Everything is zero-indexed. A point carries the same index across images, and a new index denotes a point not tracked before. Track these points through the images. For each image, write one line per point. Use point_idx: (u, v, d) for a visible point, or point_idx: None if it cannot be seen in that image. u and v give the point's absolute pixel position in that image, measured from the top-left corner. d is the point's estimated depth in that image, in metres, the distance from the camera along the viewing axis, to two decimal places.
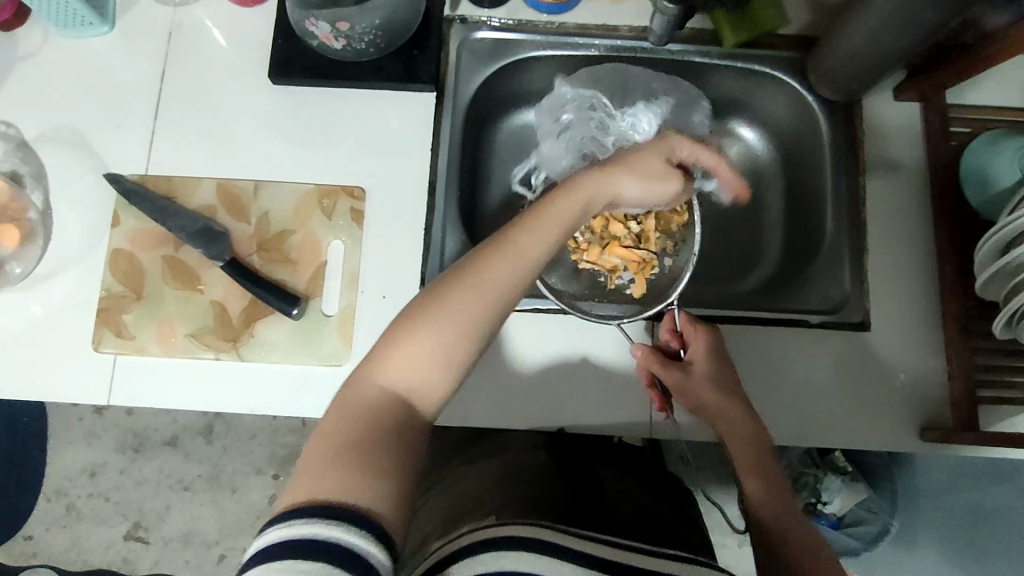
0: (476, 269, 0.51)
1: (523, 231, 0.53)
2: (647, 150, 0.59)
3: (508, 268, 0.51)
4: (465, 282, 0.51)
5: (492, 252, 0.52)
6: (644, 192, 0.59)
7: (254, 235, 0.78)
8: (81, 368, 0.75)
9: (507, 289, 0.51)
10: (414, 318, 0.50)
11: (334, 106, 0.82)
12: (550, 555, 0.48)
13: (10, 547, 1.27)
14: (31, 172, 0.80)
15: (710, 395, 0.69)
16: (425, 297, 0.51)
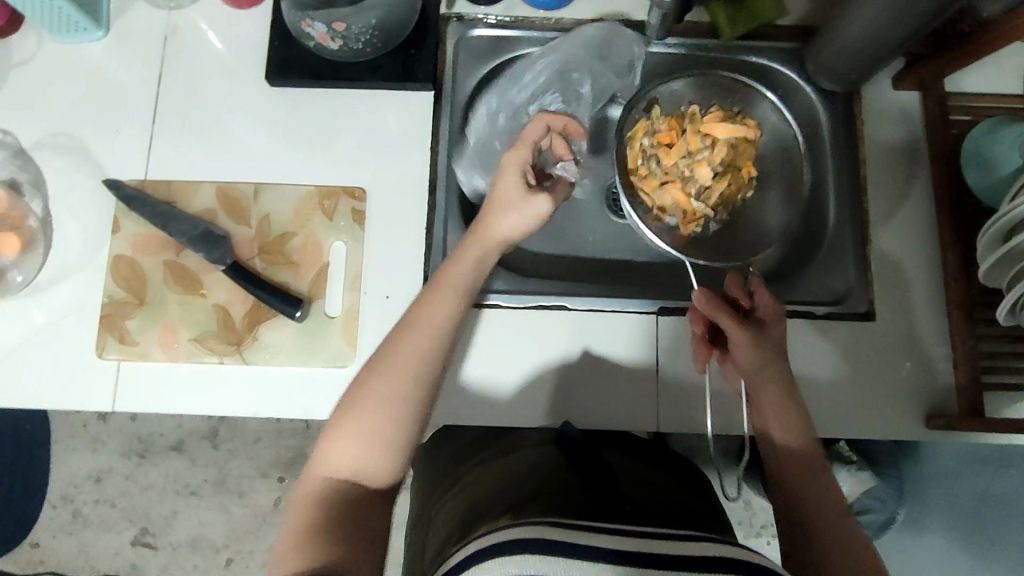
0: (386, 354, 0.62)
1: (422, 310, 0.64)
2: (507, 176, 0.67)
3: (420, 343, 0.62)
4: (386, 362, 0.61)
5: (402, 330, 0.63)
6: (524, 215, 0.67)
7: (255, 238, 0.78)
8: (86, 375, 0.75)
9: (424, 355, 0.62)
10: (347, 409, 0.60)
11: (332, 106, 0.82)
12: (577, 555, 0.49)
13: (17, 554, 1.27)
14: (30, 179, 0.80)
15: (773, 359, 0.67)
16: (352, 387, 0.61)
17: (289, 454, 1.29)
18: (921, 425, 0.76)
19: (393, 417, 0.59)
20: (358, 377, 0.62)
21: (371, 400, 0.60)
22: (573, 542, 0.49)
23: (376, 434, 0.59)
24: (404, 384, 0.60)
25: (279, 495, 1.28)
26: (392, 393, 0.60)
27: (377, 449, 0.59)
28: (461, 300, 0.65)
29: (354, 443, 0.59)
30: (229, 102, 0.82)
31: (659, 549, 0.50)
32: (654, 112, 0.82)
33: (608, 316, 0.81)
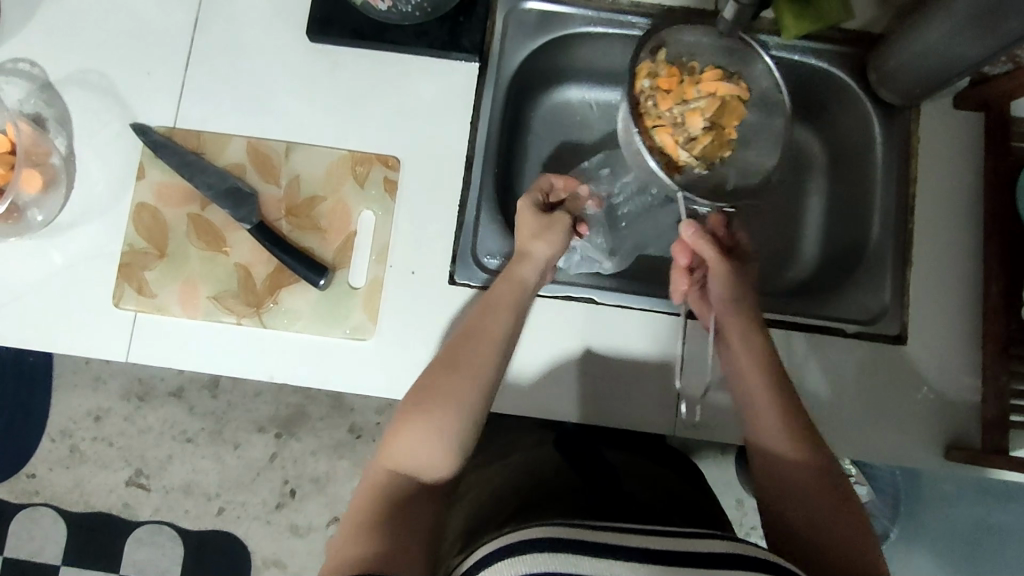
0: (449, 357, 0.62)
1: (486, 316, 0.64)
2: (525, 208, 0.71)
3: (481, 353, 0.62)
4: (446, 366, 0.61)
5: (467, 339, 0.63)
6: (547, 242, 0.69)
7: (284, 199, 0.76)
8: (100, 321, 0.74)
9: (492, 362, 0.62)
10: (409, 407, 0.59)
11: (372, 69, 0.79)
12: (596, 555, 0.47)
13: (12, 484, 1.28)
14: (55, 115, 0.77)
15: (745, 295, 0.68)
16: (414, 392, 0.60)
17: (288, 411, 1.29)
18: (942, 455, 0.74)
19: (454, 419, 0.58)
20: (422, 380, 0.61)
21: (434, 405, 0.59)
22: (584, 541, 0.48)
23: (437, 436, 0.58)
24: (467, 393, 0.60)
25: (277, 452, 1.28)
26: (456, 397, 0.59)
27: (438, 446, 0.58)
28: (520, 314, 0.66)
29: (418, 440, 0.58)
30: (265, 54, 0.79)
31: (671, 545, 0.49)
32: (661, 56, 0.76)
33: (635, 313, 0.77)
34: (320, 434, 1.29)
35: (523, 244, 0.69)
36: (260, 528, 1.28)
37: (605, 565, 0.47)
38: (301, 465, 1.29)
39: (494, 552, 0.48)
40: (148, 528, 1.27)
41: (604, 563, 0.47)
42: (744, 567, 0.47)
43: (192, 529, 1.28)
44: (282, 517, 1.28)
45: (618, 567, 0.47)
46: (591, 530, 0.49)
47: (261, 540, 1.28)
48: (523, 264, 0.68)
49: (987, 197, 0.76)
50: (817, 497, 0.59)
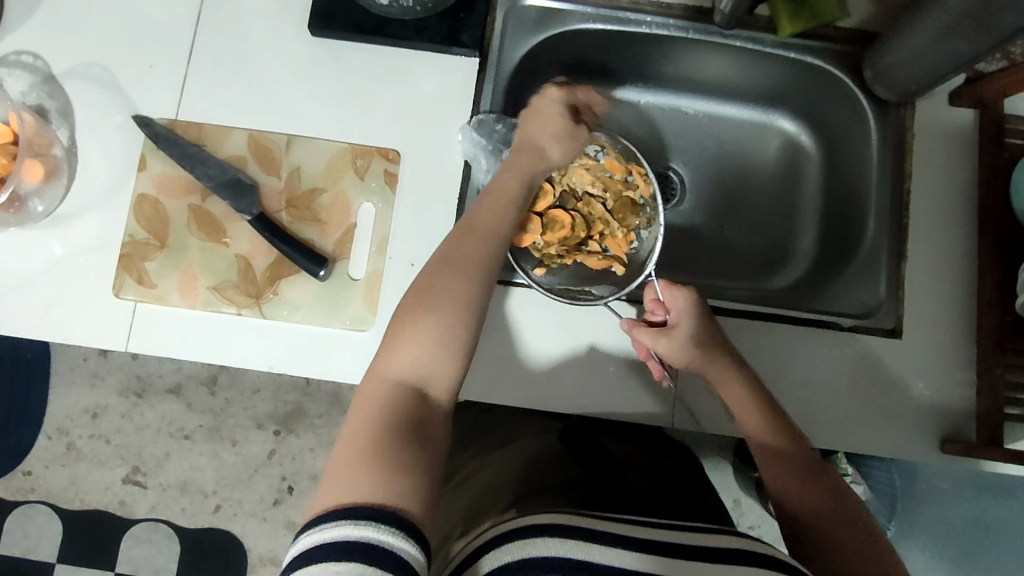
0: (452, 257, 0.61)
1: (479, 214, 0.65)
2: (540, 111, 0.71)
3: (479, 251, 0.62)
4: (443, 269, 0.60)
5: (466, 237, 0.62)
6: (558, 141, 0.71)
7: (284, 191, 0.76)
8: (100, 312, 0.74)
9: (484, 259, 0.62)
10: (406, 318, 0.58)
11: (372, 63, 0.79)
12: (602, 544, 0.47)
13: (9, 480, 1.27)
14: (58, 107, 0.77)
15: (703, 351, 0.68)
16: (407, 299, 0.59)
17: (286, 408, 1.29)
18: (937, 449, 0.74)
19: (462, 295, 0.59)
20: (416, 286, 0.60)
21: (430, 312, 0.58)
22: (594, 530, 0.48)
23: (436, 340, 0.57)
24: (468, 291, 0.59)
25: (274, 448, 1.28)
26: (454, 288, 0.59)
27: (437, 350, 0.57)
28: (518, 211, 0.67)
29: (417, 346, 0.56)
30: (266, 48, 0.79)
31: (673, 538, 0.49)
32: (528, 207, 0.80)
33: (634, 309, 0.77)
34: (318, 430, 1.29)
35: (542, 142, 0.71)
36: (256, 526, 1.28)
37: (614, 554, 0.47)
38: (298, 462, 1.29)
39: (498, 536, 0.47)
40: (144, 525, 1.27)
41: (616, 553, 0.47)
42: (741, 564, 0.47)
43: (188, 526, 1.27)
44: (278, 514, 1.28)
45: (627, 557, 0.47)
46: (601, 520, 0.49)
47: (258, 538, 1.28)
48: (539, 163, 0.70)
49: (981, 193, 0.77)
50: (826, 510, 0.59)
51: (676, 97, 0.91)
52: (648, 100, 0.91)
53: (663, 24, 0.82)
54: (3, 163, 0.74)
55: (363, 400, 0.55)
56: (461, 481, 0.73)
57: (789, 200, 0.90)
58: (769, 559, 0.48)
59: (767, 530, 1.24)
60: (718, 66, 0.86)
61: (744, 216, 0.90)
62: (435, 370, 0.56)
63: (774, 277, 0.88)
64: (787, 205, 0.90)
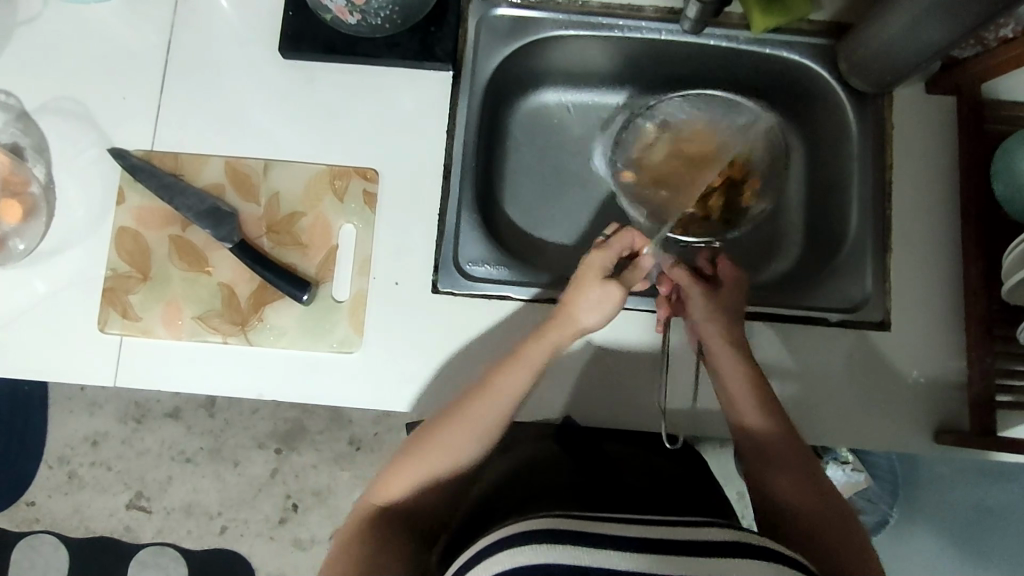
0: (485, 383, 0.65)
1: (527, 341, 0.66)
2: (585, 274, 0.66)
3: (489, 412, 0.63)
4: (472, 402, 0.63)
5: (471, 396, 0.64)
6: (601, 308, 0.66)
7: (264, 216, 0.76)
8: (87, 347, 0.74)
9: (511, 394, 0.64)
10: (421, 443, 0.63)
11: (347, 82, 0.79)
12: (593, 546, 0.46)
13: (12, 512, 1.27)
14: (33, 143, 0.77)
15: (729, 314, 0.70)
16: (413, 438, 0.64)
17: (286, 426, 1.29)
18: (931, 439, 0.74)
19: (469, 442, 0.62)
20: (419, 432, 0.64)
21: (439, 444, 0.62)
22: (584, 532, 0.47)
23: (439, 471, 0.62)
24: (486, 425, 0.63)
25: (276, 466, 1.28)
26: (473, 419, 0.63)
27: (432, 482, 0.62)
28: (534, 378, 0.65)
29: (418, 472, 0.62)
30: (240, 72, 0.79)
31: (671, 534, 0.47)
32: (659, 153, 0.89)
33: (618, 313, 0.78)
34: (320, 447, 1.29)
35: (580, 312, 0.66)
36: (263, 545, 1.28)
37: (604, 556, 0.46)
38: (301, 479, 1.29)
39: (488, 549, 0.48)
40: (151, 550, 1.27)
41: (608, 555, 0.46)
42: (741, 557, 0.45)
43: (195, 548, 1.28)
44: (285, 532, 1.28)
45: (619, 559, 0.46)
46: (591, 521, 0.48)
47: (265, 557, 1.28)
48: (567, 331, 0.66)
49: (963, 181, 0.77)
50: (810, 499, 0.59)
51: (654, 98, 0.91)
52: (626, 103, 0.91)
53: (635, 28, 0.82)
54: None
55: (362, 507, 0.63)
56: None
57: (773, 193, 0.89)
58: (770, 552, 0.46)
59: None
60: (695, 66, 0.86)
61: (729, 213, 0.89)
62: (418, 499, 0.63)
63: (762, 272, 0.87)
64: (771, 198, 0.89)
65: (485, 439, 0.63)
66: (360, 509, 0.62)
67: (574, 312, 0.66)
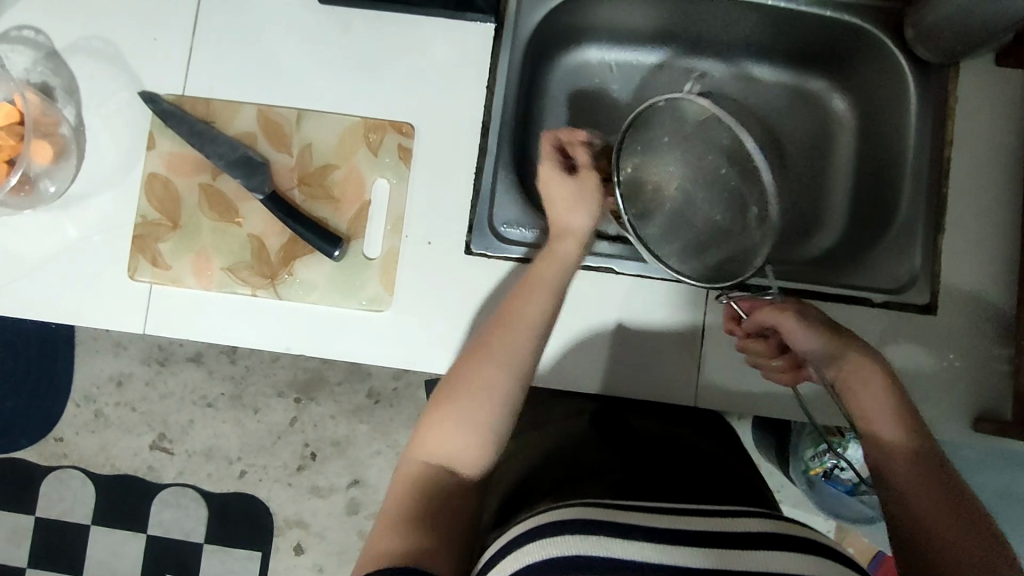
0: (513, 305, 0.63)
1: (546, 263, 0.65)
2: (550, 183, 0.66)
3: (518, 331, 0.61)
4: (505, 322, 0.62)
5: (501, 325, 0.61)
6: (583, 214, 0.66)
7: (296, 167, 0.74)
8: (116, 294, 0.74)
9: (544, 314, 0.63)
10: (461, 371, 0.60)
11: (383, 32, 0.76)
12: (621, 536, 0.45)
13: (42, 447, 1.31)
14: (62, 84, 0.75)
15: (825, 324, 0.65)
16: (449, 373, 0.60)
17: (307, 376, 1.30)
18: (970, 427, 0.72)
19: (521, 363, 0.60)
20: (451, 371, 0.61)
21: (486, 369, 0.59)
22: (616, 524, 0.46)
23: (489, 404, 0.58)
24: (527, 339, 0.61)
25: (297, 415, 1.30)
26: (518, 327, 0.61)
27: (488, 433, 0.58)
28: (558, 300, 0.64)
29: (466, 412, 0.58)
30: (272, 17, 0.76)
31: (703, 525, 0.46)
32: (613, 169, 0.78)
33: (655, 283, 0.75)
34: (339, 398, 1.30)
35: (557, 219, 0.67)
36: (282, 491, 1.29)
37: (636, 548, 0.44)
38: (320, 429, 1.30)
39: (519, 537, 0.46)
40: (173, 490, 1.30)
41: (641, 547, 0.44)
42: (789, 553, 0.45)
43: (216, 491, 1.30)
44: (303, 480, 1.30)
45: (651, 551, 0.44)
46: (624, 512, 0.47)
47: (283, 502, 1.29)
48: (565, 239, 0.66)
49: None
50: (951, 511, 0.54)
51: (701, 59, 0.86)
52: (670, 63, 0.87)
53: None
54: (11, 144, 0.72)
55: (401, 480, 0.58)
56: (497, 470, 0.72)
57: (821, 165, 0.85)
58: (815, 545, 0.46)
59: (788, 494, 1.24)
60: (751, 27, 0.82)
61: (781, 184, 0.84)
62: (461, 453, 0.58)
63: (804, 248, 0.84)
64: (819, 171, 0.85)
65: (521, 370, 0.60)
66: (409, 468, 0.58)
67: (559, 215, 0.66)
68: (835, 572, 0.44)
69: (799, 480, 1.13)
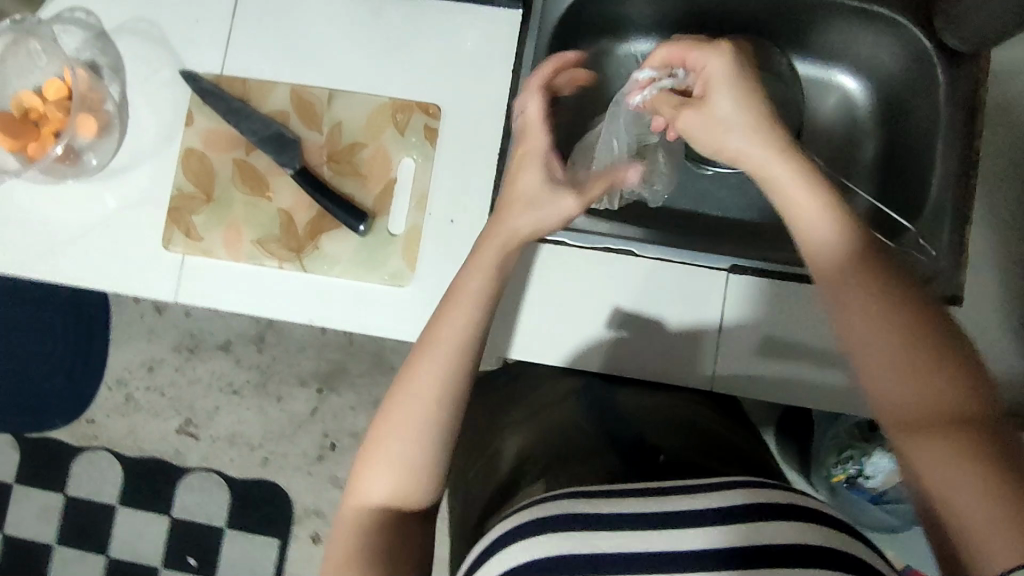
0: (435, 323, 0.59)
1: (473, 272, 0.61)
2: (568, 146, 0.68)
3: (445, 353, 0.58)
4: (425, 347, 0.58)
5: (420, 348, 0.58)
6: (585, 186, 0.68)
7: (325, 146, 0.77)
8: (152, 265, 0.77)
9: (468, 321, 0.59)
10: (385, 417, 0.57)
11: (414, 16, 0.78)
12: (601, 528, 0.45)
13: (74, 427, 1.35)
14: (109, 63, 0.79)
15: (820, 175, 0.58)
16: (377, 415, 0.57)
17: (330, 366, 1.32)
18: None
19: (442, 382, 0.57)
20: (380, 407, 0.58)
21: (411, 402, 0.56)
22: (595, 515, 0.46)
23: (426, 434, 0.56)
24: (445, 360, 0.58)
25: (318, 405, 1.32)
26: (443, 343, 0.58)
27: (423, 465, 0.56)
28: (483, 306, 0.60)
29: (398, 451, 0.56)
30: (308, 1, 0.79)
31: (667, 505, 0.46)
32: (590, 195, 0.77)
33: (674, 266, 0.74)
34: (360, 389, 1.31)
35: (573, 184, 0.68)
36: (302, 479, 1.31)
37: (617, 538, 0.45)
38: (341, 419, 1.31)
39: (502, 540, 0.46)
40: (196, 474, 1.32)
41: (616, 536, 0.45)
42: (801, 520, 0.45)
43: (238, 477, 1.32)
44: (323, 469, 1.31)
45: (632, 539, 0.45)
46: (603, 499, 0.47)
47: (301, 491, 1.31)
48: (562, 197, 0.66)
49: None
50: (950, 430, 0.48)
51: None
52: None
53: None
54: (60, 118, 0.77)
55: (338, 536, 0.56)
56: (498, 445, 0.73)
57: (845, 159, 0.85)
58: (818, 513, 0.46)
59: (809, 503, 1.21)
60: (777, 16, 0.82)
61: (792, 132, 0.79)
62: (404, 488, 0.56)
63: None
64: (842, 163, 0.85)
65: (458, 372, 0.58)
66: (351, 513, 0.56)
67: (541, 176, 0.67)
68: (845, 541, 0.45)
69: (820, 485, 1.11)
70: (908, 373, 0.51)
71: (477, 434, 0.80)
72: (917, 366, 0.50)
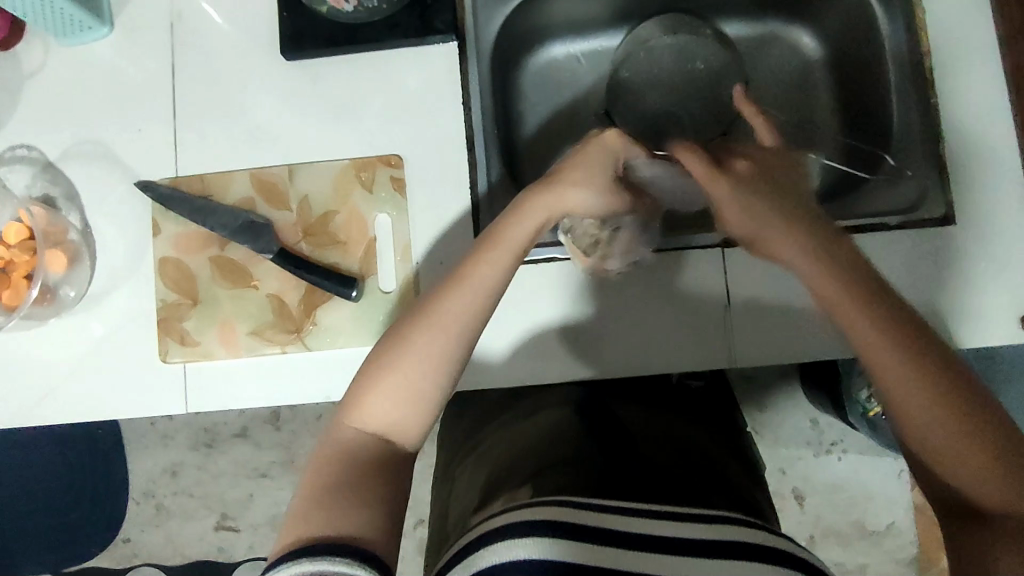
0: (467, 265, 0.59)
1: (508, 220, 0.60)
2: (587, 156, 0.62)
3: (468, 302, 0.58)
4: (456, 290, 0.58)
5: (449, 287, 0.58)
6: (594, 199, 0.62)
7: (298, 222, 0.76)
8: (154, 380, 0.75)
9: (495, 277, 0.59)
10: (405, 337, 0.57)
11: (353, 73, 0.78)
12: (558, 542, 0.45)
13: (112, 551, 1.32)
14: (63, 191, 0.78)
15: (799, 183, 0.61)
16: (390, 336, 0.59)
17: None
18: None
19: (450, 335, 0.57)
20: (391, 335, 0.58)
21: (433, 333, 0.57)
22: (553, 523, 0.45)
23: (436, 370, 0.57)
24: (466, 315, 0.58)
25: None
26: (470, 286, 0.58)
27: (424, 389, 0.57)
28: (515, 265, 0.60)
29: (404, 379, 0.57)
30: (246, 83, 0.78)
31: (616, 525, 0.46)
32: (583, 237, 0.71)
33: (668, 255, 0.75)
34: None
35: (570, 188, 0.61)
36: None
37: (567, 550, 0.44)
38: None
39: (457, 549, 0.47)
40: (246, 567, 1.30)
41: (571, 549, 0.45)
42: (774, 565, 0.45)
43: None
44: None
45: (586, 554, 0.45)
46: (569, 510, 0.47)
47: None
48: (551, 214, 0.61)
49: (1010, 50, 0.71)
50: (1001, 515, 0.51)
51: None
52: None
53: None
54: (27, 259, 0.76)
55: (326, 445, 0.58)
56: (488, 447, 0.74)
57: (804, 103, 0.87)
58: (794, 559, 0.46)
59: (852, 441, 1.22)
60: None
61: (733, 99, 0.84)
62: (395, 416, 0.57)
63: None
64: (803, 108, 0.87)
65: (479, 313, 0.58)
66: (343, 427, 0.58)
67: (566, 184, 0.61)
68: None
69: (860, 423, 1.10)
70: (954, 423, 0.51)
71: (463, 441, 0.82)
72: (968, 438, 0.51)
